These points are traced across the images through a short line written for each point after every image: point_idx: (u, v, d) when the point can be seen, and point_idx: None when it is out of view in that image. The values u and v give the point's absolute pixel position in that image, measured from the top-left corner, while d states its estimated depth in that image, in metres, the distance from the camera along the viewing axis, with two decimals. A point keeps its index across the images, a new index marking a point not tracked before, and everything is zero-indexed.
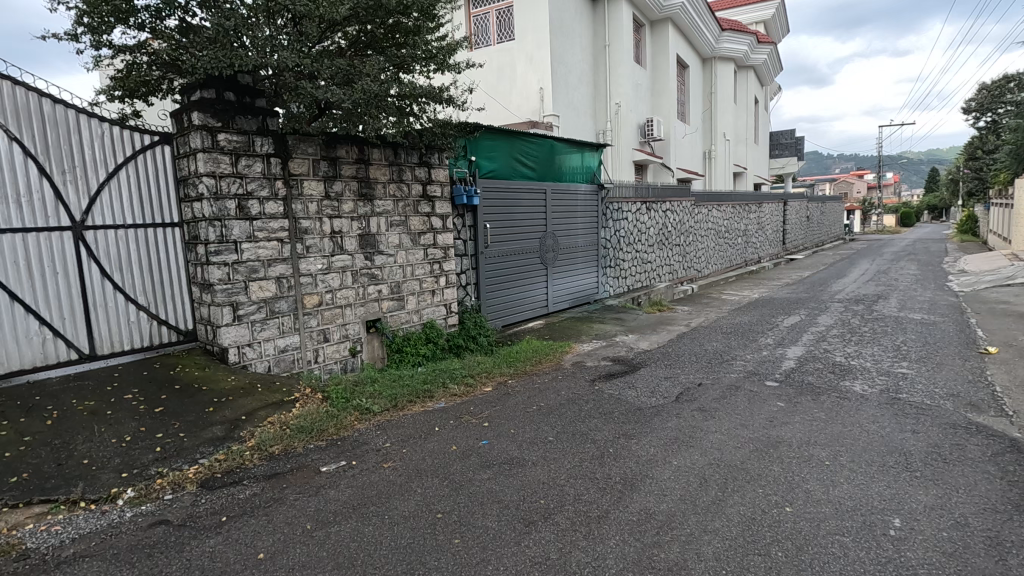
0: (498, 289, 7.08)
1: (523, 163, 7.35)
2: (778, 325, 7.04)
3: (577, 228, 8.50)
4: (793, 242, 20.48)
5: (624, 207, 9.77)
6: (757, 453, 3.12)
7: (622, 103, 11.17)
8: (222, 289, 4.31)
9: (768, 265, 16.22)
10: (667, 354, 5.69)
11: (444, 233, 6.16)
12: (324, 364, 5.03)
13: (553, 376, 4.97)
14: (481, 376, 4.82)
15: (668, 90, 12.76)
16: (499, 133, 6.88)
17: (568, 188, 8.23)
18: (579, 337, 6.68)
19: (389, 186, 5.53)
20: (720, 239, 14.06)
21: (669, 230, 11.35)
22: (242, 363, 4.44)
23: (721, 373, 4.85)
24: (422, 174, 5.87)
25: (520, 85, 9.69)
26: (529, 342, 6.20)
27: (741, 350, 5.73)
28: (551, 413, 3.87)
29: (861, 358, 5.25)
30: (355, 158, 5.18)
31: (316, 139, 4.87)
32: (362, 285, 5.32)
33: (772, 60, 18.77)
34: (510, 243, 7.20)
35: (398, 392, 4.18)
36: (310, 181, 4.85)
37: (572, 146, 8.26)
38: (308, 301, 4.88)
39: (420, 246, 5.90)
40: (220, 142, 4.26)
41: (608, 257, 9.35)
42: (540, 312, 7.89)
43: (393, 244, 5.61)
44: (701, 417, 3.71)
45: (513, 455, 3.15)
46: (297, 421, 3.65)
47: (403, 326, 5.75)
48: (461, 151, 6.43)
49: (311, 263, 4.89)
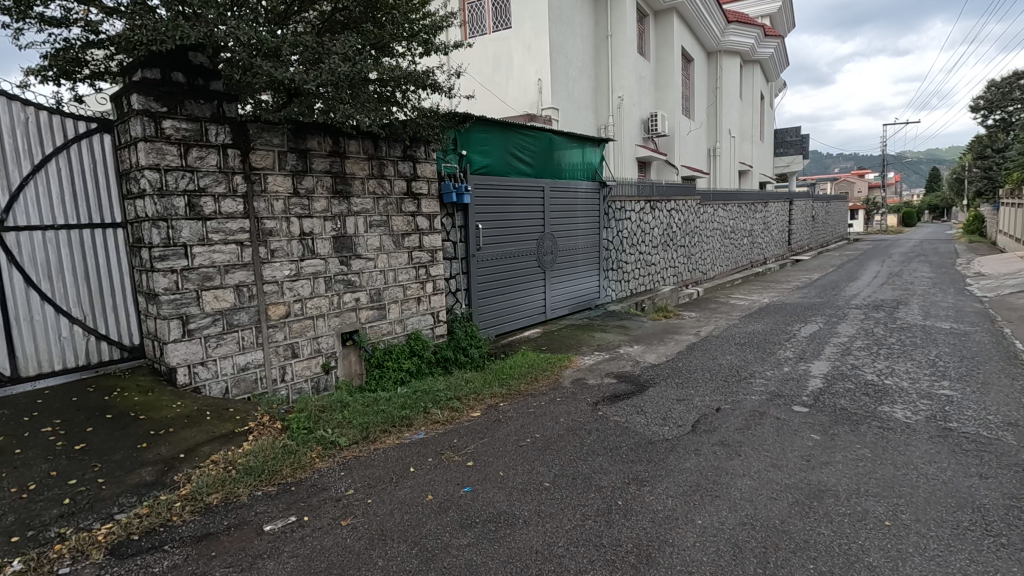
0: (492, 295, 6.51)
1: (518, 157, 6.77)
2: (796, 335, 6.48)
3: (577, 229, 7.92)
4: (798, 242, 19.92)
5: (627, 206, 9.20)
6: (800, 508, 2.55)
7: (624, 97, 10.60)
8: (168, 300, 3.72)
9: (774, 266, 15.68)
10: (678, 370, 5.11)
11: (431, 235, 5.59)
12: (292, 383, 4.47)
13: (552, 397, 4.41)
14: (469, 397, 4.25)
15: (673, 84, 12.19)
16: (493, 125, 6.30)
17: (567, 186, 7.66)
18: (580, 348, 6.11)
19: (368, 182, 4.96)
20: (725, 239, 13.50)
21: (674, 230, 10.78)
22: (193, 384, 3.86)
23: (740, 395, 4.29)
24: (406, 170, 5.30)
25: (517, 76, 9.11)
26: (524, 355, 5.63)
27: (759, 365, 5.17)
28: (548, 448, 3.30)
29: (896, 377, 4.68)
30: (328, 151, 4.61)
31: (282, 128, 4.30)
32: (337, 293, 4.75)
33: (779, 55, 18.19)
34: (505, 245, 6.64)
35: (371, 421, 3.61)
36: (275, 176, 4.27)
37: (572, 140, 7.69)
38: (273, 312, 4.32)
39: (404, 249, 5.33)
40: (166, 130, 3.67)
41: (611, 259, 8.78)
42: (538, 319, 7.31)
43: (373, 247, 5.04)
44: (725, 455, 3.15)
45: (500, 509, 2.59)
46: (246, 459, 3.07)
47: (385, 338, 5.19)
48: (450, 144, 5.85)
49: (277, 269, 4.32)
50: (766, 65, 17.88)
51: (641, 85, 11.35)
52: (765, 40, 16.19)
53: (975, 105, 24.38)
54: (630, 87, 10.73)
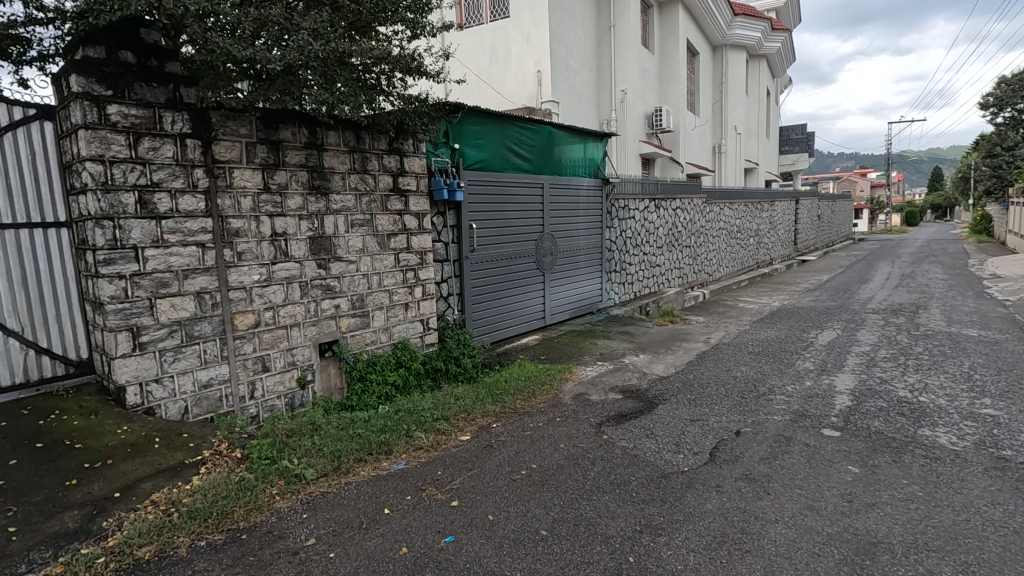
0: (487, 300, 6.06)
1: (516, 152, 6.32)
2: (813, 344, 6.04)
3: (578, 229, 7.48)
4: (804, 242, 19.44)
5: (631, 204, 8.75)
6: (851, 570, 2.10)
7: (627, 91, 10.14)
8: (114, 310, 3.27)
9: (780, 267, 15.23)
10: (688, 384, 4.67)
11: (419, 236, 5.15)
12: (263, 399, 4.03)
13: (551, 416, 3.97)
14: (458, 417, 3.81)
15: (678, 78, 11.74)
16: (487, 116, 5.84)
17: (568, 183, 7.21)
18: (581, 357, 5.66)
19: (349, 177, 4.52)
20: (731, 239, 13.05)
21: (679, 230, 10.34)
22: (146, 405, 3.42)
23: (761, 414, 3.85)
24: (392, 164, 4.86)
25: (516, 68, 8.65)
26: (521, 366, 5.19)
27: (778, 378, 4.73)
28: (545, 483, 2.86)
29: (931, 393, 4.23)
30: (303, 143, 4.17)
31: (250, 116, 3.85)
32: (314, 299, 4.32)
33: (785, 50, 17.73)
34: (502, 246, 6.20)
35: (343, 449, 3.16)
36: (242, 170, 3.83)
37: (573, 135, 7.25)
38: (240, 322, 3.88)
39: (390, 251, 4.89)
40: (111, 116, 3.23)
41: (614, 261, 8.34)
42: (537, 325, 6.87)
43: (355, 249, 4.60)
44: (751, 493, 2.70)
45: (487, 568, 2.15)
46: (193, 498, 2.63)
47: (368, 348, 4.75)
48: (441, 136, 5.40)
49: (245, 274, 3.88)
50: (772, 60, 17.42)
51: (645, 78, 10.89)
52: (772, 34, 15.73)
53: (984, 102, 23.86)
54: (634, 81, 10.27)
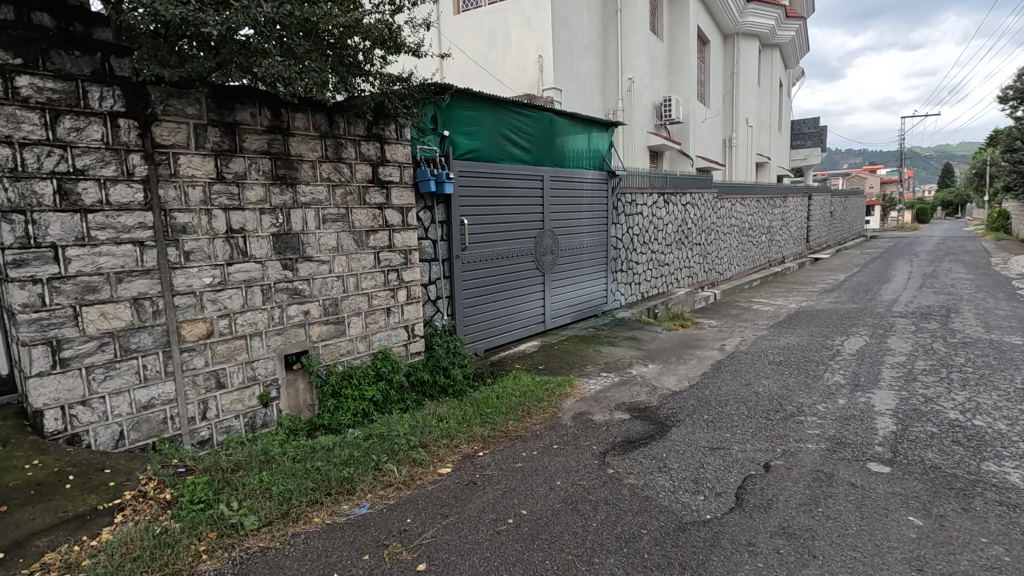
0: (480, 303, 5.53)
1: (513, 141, 5.77)
2: (840, 353, 5.48)
3: (581, 224, 6.92)
4: (816, 240, 18.75)
5: (638, 199, 8.18)
6: None
7: (635, 79, 9.57)
8: (27, 321, 2.76)
9: (792, 265, 14.60)
10: (704, 401, 4.13)
11: (403, 233, 4.62)
12: (217, 420, 3.51)
13: (547, 441, 3.44)
14: (440, 444, 3.29)
15: (688, 66, 11.14)
16: (481, 101, 5.29)
17: (571, 175, 6.66)
18: (583, 367, 5.12)
19: (320, 166, 3.99)
20: (743, 237, 12.45)
21: (688, 227, 9.77)
22: (70, 431, 2.91)
23: (791, 442, 3.30)
24: (372, 152, 4.33)
25: (516, 53, 8.09)
26: (517, 378, 4.65)
27: (806, 395, 4.17)
28: (535, 538, 2.33)
29: (987, 416, 3.66)
30: (265, 126, 3.65)
31: (199, 94, 3.33)
32: (279, 305, 3.80)
33: (800, 39, 17.06)
34: (497, 244, 5.66)
35: (296, 489, 2.64)
36: (189, 156, 3.30)
37: (576, 124, 6.69)
38: (189, 332, 3.36)
39: (369, 249, 4.37)
40: (21, 89, 2.70)
41: (619, 260, 7.79)
42: (536, 330, 6.33)
43: (328, 247, 4.07)
44: (793, 557, 2.16)
45: None
46: (95, 560, 2.12)
47: (344, 359, 4.23)
48: (428, 122, 4.85)
49: (194, 276, 3.36)
50: (784, 50, 16.76)
51: (653, 67, 10.31)
52: (786, 22, 15.09)
53: (1003, 95, 23.02)
54: (641, 69, 9.70)
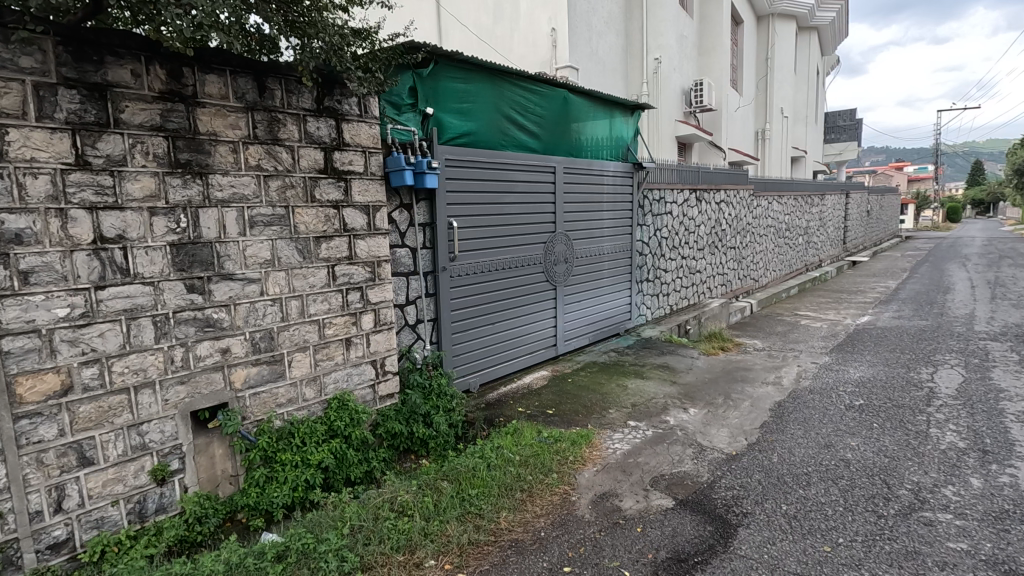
0: (476, 329, 4.42)
1: (518, 123, 4.64)
2: (938, 394, 4.24)
3: (601, 227, 5.78)
4: (853, 242, 17.32)
5: (667, 196, 7.00)
6: None
7: (662, 59, 8.41)
8: None
9: (831, 271, 13.27)
10: (774, 476, 2.98)
11: (369, 239, 3.52)
12: (82, 512, 2.44)
13: (556, 553, 2.34)
14: (392, 565, 2.22)
15: (721, 47, 9.89)
16: (477, 71, 4.15)
17: (589, 168, 5.52)
18: (606, 412, 3.98)
19: (246, 150, 2.91)
20: (779, 239, 11.18)
21: (722, 229, 8.55)
22: None
23: (934, 571, 2.14)
24: (323, 133, 3.24)
25: (524, 26, 6.92)
26: (518, 432, 3.54)
27: (920, 471, 2.97)
28: None
29: None
30: (157, 91, 2.57)
31: (42, 39, 2.24)
32: (182, 343, 2.72)
33: (839, 22, 15.66)
34: (496, 252, 4.55)
35: None
36: (28, 130, 2.23)
37: (595, 106, 5.54)
38: (31, 390, 2.29)
39: (320, 262, 3.27)
40: None
41: (645, 268, 6.63)
42: (547, 356, 5.21)
43: (258, 261, 2.99)
44: None
45: None
46: None
47: (283, 411, 3.15)
48: (405, 95, 3.75)
49: (39, 307, 2.29)
50: (823, 33, 15.37)
51: (682, 46, 9.09)
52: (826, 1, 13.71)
53: None
54: (667, 49, 8.56)
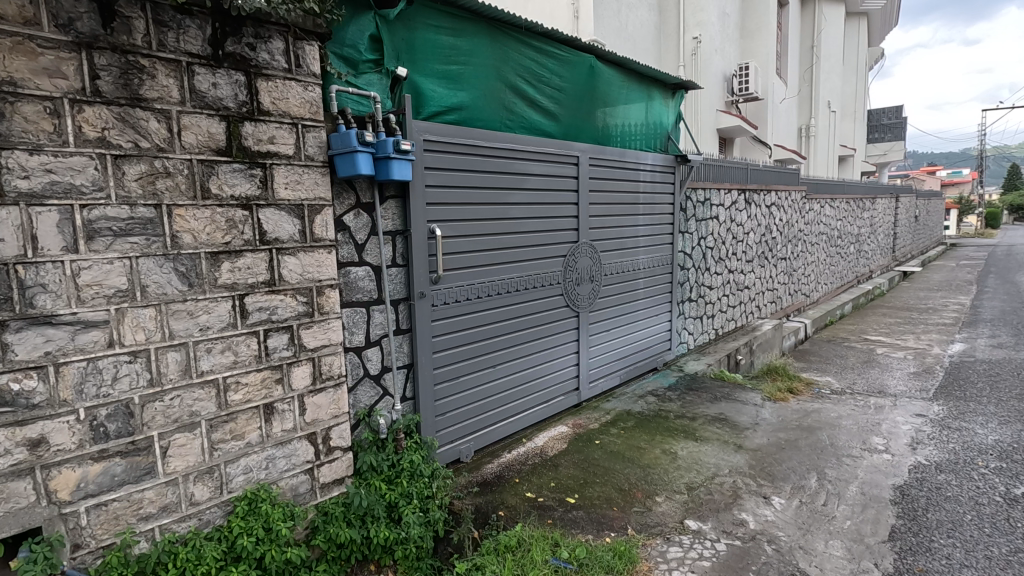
0: (468, 375, 3.25)
1: (528, 97, 3.48)
2: None
3: (636, 235, 4.59)
4: (902, 250, 15.78)
5: (713, 197, 5.77)
6: None
7: (702, 38, 7.16)
8: None
9: (884, 282, 11.83)
10: None
11: (303, 255, 2.37)
12: None
13: None
14: None
15: (767, 28, 8.59)
16: (470, 20, 3.01)
17: (622, 160, 4.33)
18: (653, 503, 2.76)
19: (76, 112, 1.77)
20: (831, 248, 9.83)
21: (773, 236, 7.28)
22: None
23: None
24: (225, 92, 2.11)
25: None
26: (524, 547, 2.33)
27: None
28: None
29: None
30: None
31: None
32: None
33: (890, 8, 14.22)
34: (499, 270, 3.38)
35: None
36: None
37: (630, 82, 4.36)
38: None
39: (219, 291, 2.13)
40: None
41: (687, 285, 5.40)
42: (566, 405, 4.02)
43: (104, 293, 1.86)
44: None
45: None
46: None
47: (153, 525, 2.00)
48: (364, 46, 2.61)
49: None
50: (871, 20, 13.98)
51: (723, 25, 7.88)
52: None
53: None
54: (708, 25, 7.24)
